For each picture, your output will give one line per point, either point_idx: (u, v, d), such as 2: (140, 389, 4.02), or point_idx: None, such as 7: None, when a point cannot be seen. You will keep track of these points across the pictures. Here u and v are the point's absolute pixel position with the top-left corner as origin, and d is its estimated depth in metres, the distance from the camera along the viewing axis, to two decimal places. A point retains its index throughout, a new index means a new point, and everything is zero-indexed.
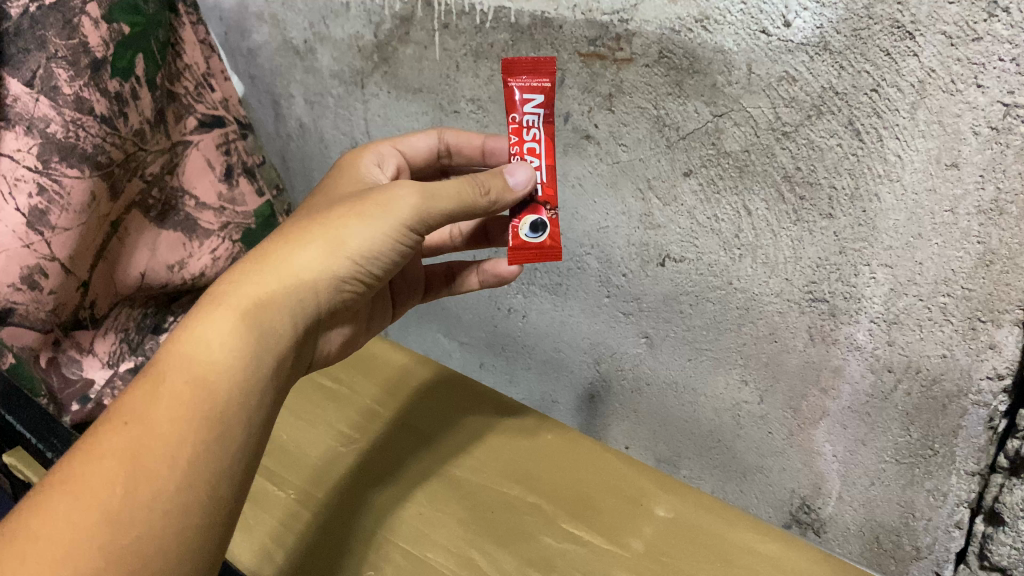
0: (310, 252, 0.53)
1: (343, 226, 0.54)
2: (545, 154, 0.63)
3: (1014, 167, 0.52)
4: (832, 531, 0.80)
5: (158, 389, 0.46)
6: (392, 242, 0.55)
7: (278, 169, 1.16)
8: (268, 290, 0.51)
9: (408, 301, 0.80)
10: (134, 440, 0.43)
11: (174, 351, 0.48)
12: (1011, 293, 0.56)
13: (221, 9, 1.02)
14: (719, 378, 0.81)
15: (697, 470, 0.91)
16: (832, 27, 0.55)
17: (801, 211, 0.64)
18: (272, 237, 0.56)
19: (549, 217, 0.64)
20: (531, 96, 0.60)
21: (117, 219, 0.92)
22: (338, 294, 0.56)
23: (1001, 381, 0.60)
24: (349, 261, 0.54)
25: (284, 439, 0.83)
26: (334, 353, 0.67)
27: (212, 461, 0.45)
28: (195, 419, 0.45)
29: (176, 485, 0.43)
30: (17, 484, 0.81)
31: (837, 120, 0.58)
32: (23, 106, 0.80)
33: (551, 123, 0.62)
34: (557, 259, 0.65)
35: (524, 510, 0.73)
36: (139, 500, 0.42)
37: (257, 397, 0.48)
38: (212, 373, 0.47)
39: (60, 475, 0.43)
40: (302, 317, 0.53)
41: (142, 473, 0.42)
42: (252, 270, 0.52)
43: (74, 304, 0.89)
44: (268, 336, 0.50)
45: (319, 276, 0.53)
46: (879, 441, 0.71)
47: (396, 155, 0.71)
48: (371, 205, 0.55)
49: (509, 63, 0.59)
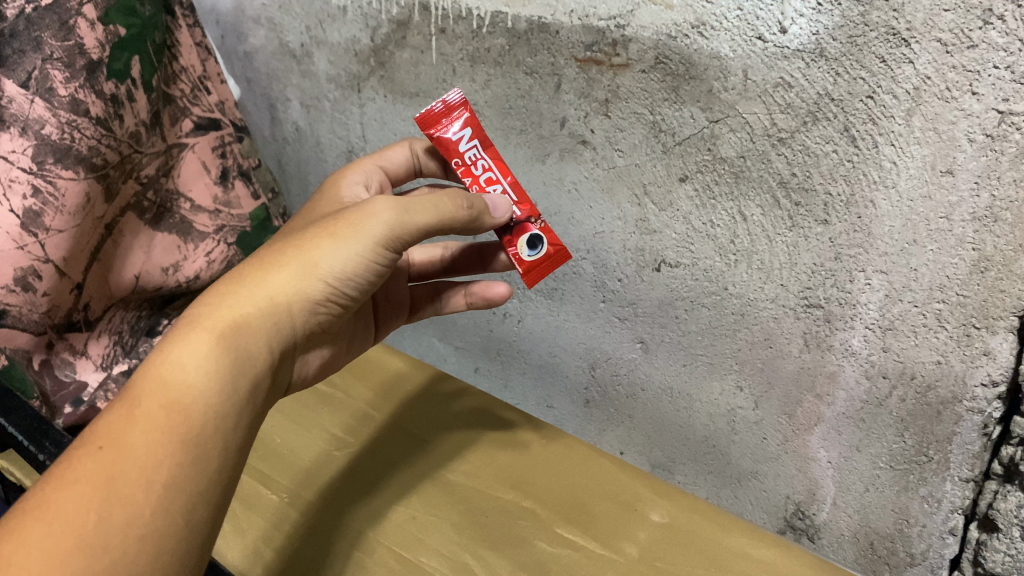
0: (285, 274, 0.53)
1: (318, 247, 0.54)
2: (502, 173, 0.64)
3: (1009, 174, 0.52)
4: (827, 537, 0.80)
5: (133, 412, 0.45)
6: (367, 262, 0.55)
7: (273, 172, 1.15)
8: (242, 312, 0.51)
9: (392, 322, 0.79)
10: (110, 464, 0.43)
11: (150, 374, 0.47)
12: (1006, 299, 0.57)
13: (218, 11, 1.01)
14: (715, 384, 0.81)
15: (692, 476, 0.91)
16: (828, 33, 0.55)
17: (796, 217, 0.64)
18: (249, 259, 0.56)
19: (539, 229, 0.65)
20: (461, 133, 0.62)
21: (112, 222, 0.91)
22: (314, 316, 0.55)
23: (996, 388, 0.60)
24: (324, 282, 0.54)
25: (277, 443, 0.82)
26: (313, 375, 0.67)
27: (189, 484, 0.44)
28: (171, 443, 0.44)
29: (152, 509, 0.43)
30: (8, 488, 0.80)
31: (833, 126, 0.58)
32: (18, 107, 0.79)
33: (492, 148, 0.64)
34: (568, 257, 0.66)
35: (518, 515, 0.73)
36: (114, 525, 0.41)
37: (233, 420, 0.48)
38: (188, 397, 0.46)
39: (34, 500, 0.42)
40: (277, 339, 0.53)
41: (118, 497, 0.42)
42: (228, 293, 0.52)
43: (68, 306, 0.88)
44: (243, 358, 0.50)
45: (293, 297, 0.53)
46: (874, 447, 0.71)
47: (379, 173, 0.72)
48: (345, 225, 0.55)
49: (423, 117, 0.62)
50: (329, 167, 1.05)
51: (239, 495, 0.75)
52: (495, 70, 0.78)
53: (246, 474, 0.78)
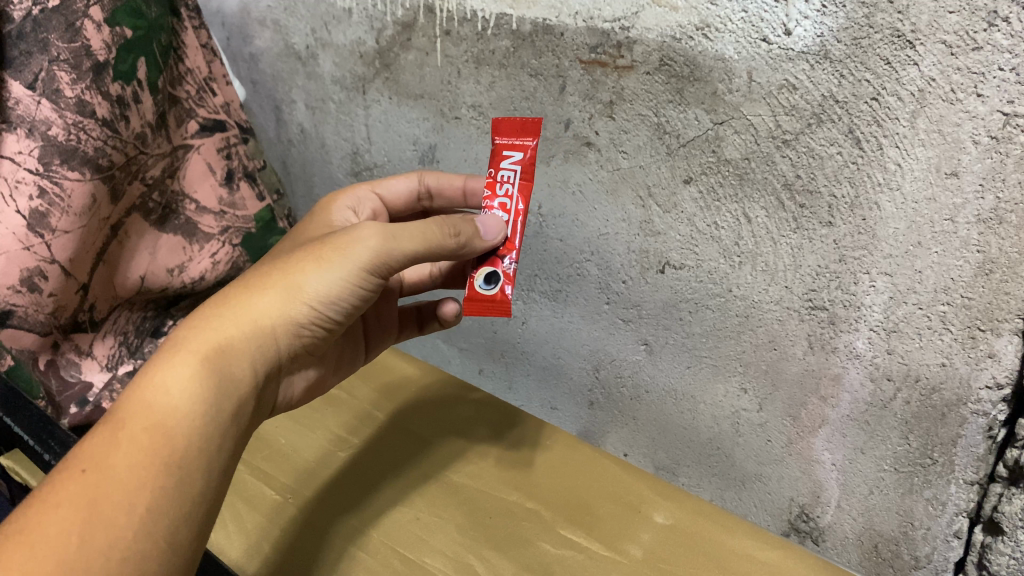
0: (268, 299, 0.54)
1: (303, 271, 0.54)
2: (516, 210, 0.63)
3: (1014, 176, 0.52)
4: (831, 540, 0.80)
5: (118, 436, 0.45)
6: (352, 287, 0.55)
7: (278, 174, 1.16)
8: (226, 335, 0.52)
9: (382, 340, 0.80)
10: (93, 487, 0.43)
11: (135, 398, 0.48)
12: (1011, 301, 0.56)
13: (224, 14, 1.01)
14: (719, 387, 0.81)
15: (696, 478, 0.91)
16: (833, 35, 0.55)
17: (801, 219, 0.65)
18: (236, 281, 0.57)
19: (504, 270, 0.63)
20: (513, 154, 0.63)
21: (117, 223, 0.92)
22: (297, 338, 0.56)
23: (1001, 390, 0.60)
24: (307, 306, 0.54)
25: (281, 444, 0.82)
26: (298, 396, 0.67)
27: (171, 507, 0.45)
28: (153, 465, 0.45)
29: (133, 532, 0.43)
30: (13, 487, 0.81)
31: (837, 128, 0.58)
32: (25, 109, 0.80)
33: (527, 180, 0.63)
34: (506, 314, 0.63)
35: (522, 517, 0.73)
36: (96, 549, 0.41)
37: (217, 442, 0.49)
38: (171, 419, 0.47)
39: (13, 525, 0.42)
40: (260, 362, 0.54)
41: (99, 520, 0.42)
42: (212, 315, 0.53)
43: (74, 307, 0.89)
44: (227, 380, 0.50)
45: (278, 321, 0.54)
46: (878, 450, 0.71)
47: (372, 199, 0.73)
48: (331, 249, 0.55)
49: (500, 121, 0.63)
50: (334, 170, 1.06)
51: (241, 495, 0.75)
52: (500, 72, 0.78)
53: (248, 473, 0.78)
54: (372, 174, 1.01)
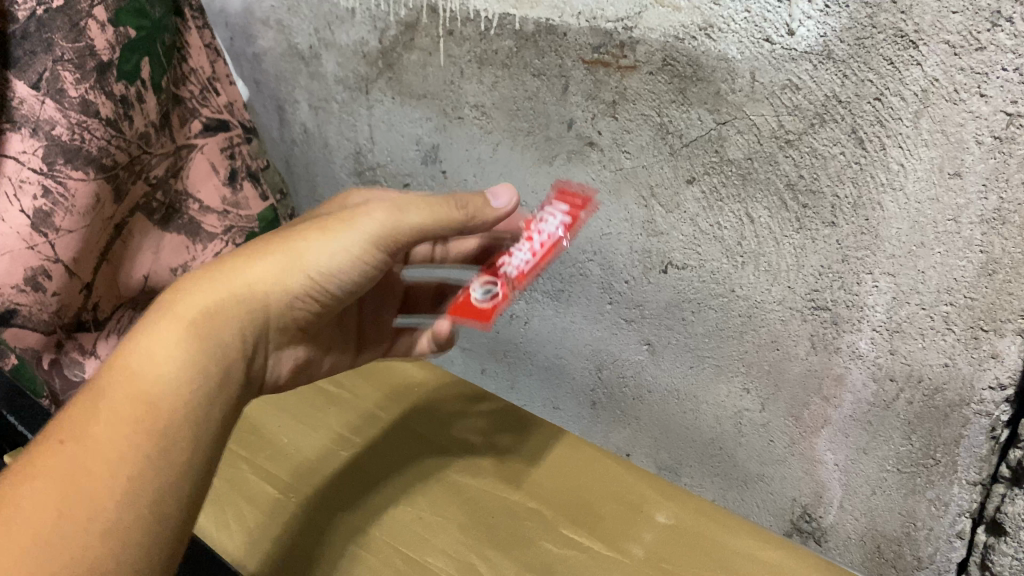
0: (265, 268, 0.56)
1: (303, 242, 0.57)
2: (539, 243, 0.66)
3: (1017, 176, 0.52)
4: (834, 540, 0.80)
5: (99, 404, 0.47)
6: (355, 261, 0.58)
7: (281, 174, 1.16)
8: (217, 300, 0.54)
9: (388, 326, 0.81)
10: (73, 457, 0.44)
11: (119, 367, 0.49)
12: (1014, 302, 0.56)
13: (228, 14, 1.02)
14: (721, 387, 0.81)
15: (698, 478, 0.91)
16: (835, 35, 0.55)
17: (804, 219, 0.64)
18: (234, 253, 0.59)
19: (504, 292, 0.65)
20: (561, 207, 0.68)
21: (121, 222, 0.92)
22: (290, 309, 0.58)
23: (1004, 391, 0.60)
24: (306, 276, 0.56)
25: (285, 443, 0.82)
26: (287, 376, 0.68)
27: (157, 474, 0.45)
28: (137, 432, 0.46)
29: (118, 498, 0.43)
30: None
31: (840, 128, 0.58)
32: (29, 108, 0.80)
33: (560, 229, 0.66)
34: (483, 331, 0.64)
35: (523, 516, 0.73)
36: (77, 515, 0.42)
37: (204, 411, 0.50)
38: (154, 387, 0.48)
39: None
40: (248, 329, 0.55)
41: (80, 489, 0.43)
42: (206, 281, 0.55)
43: (78, 305, 0.88)
44: (214, 345, 0.52)
45: (273, 289, 0.56)
46: (881, 450, 0.71)
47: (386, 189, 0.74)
48: (337, 222, 0.58)
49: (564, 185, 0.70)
50: (337, 169, 1.06)
51: (243, 492, 0.75)
52: (502, 72, 0.78)
53: (251, 472, 0.78)
54: (375, 174, 1.01)
